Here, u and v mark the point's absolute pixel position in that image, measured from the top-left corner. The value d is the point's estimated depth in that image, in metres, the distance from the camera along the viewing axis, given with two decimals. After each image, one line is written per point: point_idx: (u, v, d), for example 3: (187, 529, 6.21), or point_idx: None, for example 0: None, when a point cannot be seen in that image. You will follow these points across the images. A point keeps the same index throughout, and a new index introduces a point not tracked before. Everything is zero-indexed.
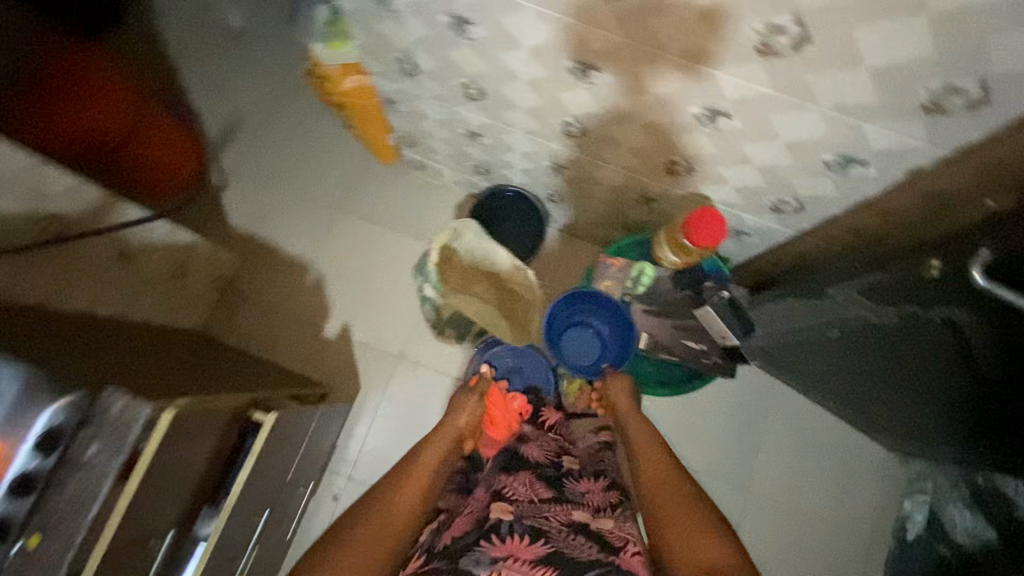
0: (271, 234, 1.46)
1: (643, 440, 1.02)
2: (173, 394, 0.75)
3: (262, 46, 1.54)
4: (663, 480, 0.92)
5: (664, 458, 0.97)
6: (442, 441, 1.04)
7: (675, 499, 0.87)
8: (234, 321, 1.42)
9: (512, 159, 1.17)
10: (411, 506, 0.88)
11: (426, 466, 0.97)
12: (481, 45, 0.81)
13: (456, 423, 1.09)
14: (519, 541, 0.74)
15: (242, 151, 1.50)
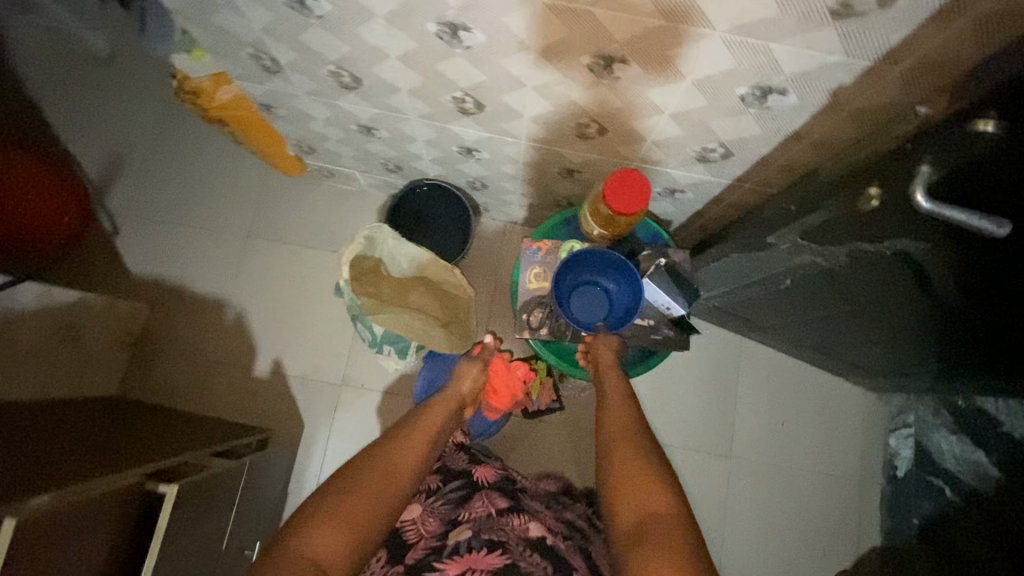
0: (174, 277, 1.32)
1: (611, 389, 0.91)
2: (27, 492, 0.63)
3: (128, 72, 1.37)
4: (623, 433, 0.83)
5: (627, 408, 0.88)
6: (446, 403, 1.00)
7: (630, 453, 0.79)
8: (153, 379, 1.27)
9: (417, 151, 1.06)
10: (411, 471, 0.83)
11: (433, 431, 0.92)
12: (333, 20, 0.70)
13: (460, 388, 1.04)
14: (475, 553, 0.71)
15: (126, 190, 1.35)
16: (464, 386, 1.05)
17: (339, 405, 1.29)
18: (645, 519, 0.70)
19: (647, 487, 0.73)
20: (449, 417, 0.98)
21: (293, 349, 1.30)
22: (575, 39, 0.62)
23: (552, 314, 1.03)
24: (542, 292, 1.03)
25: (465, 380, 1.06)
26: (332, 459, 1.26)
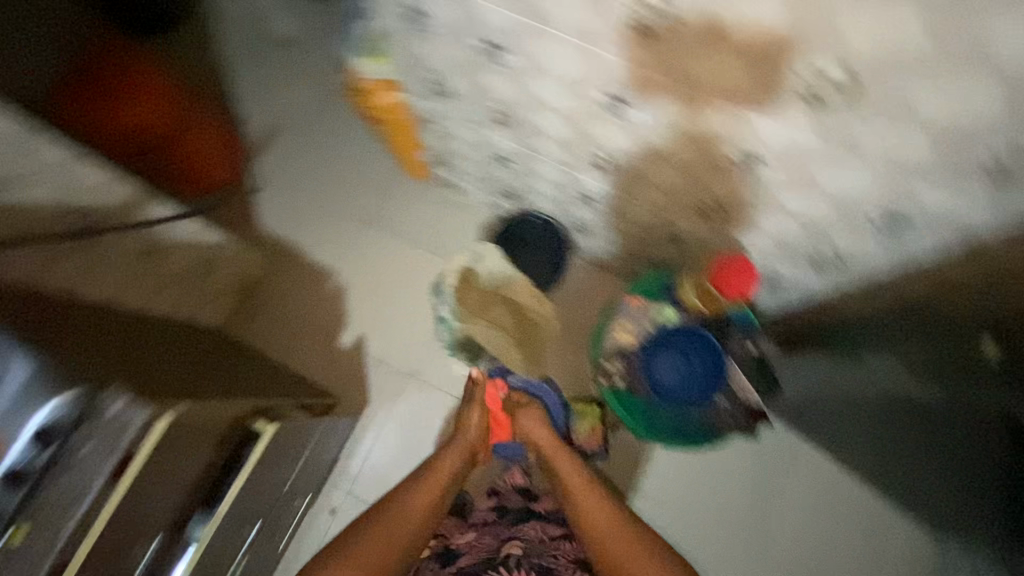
0: (295, 242, 1.48)
1: (571, 488, 0.98)
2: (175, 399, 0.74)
3: (306, 60, 1.58)
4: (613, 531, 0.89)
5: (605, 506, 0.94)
6: (458, 450, 1.06)
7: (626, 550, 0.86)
8: (254, 327, 1.42)
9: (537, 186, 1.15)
10: (426, 515, 0.92)
11: (448, 475, 1.00)
12: (516, 71, 0.80)
13: (470, 432, 1.10)
14: None
15: (276, 158, 1.53)
16: (471, 431, 1.10)
17: (403, 394, 1.38)
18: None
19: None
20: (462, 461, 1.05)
21: (377, 332, 1.41)
22: (726, 130, 0.70)
23: (632, 367, 1.07)
24: (626, 344, 1.08)
25: (469, 428, 1.11)
26: (385, 441, 1.36)
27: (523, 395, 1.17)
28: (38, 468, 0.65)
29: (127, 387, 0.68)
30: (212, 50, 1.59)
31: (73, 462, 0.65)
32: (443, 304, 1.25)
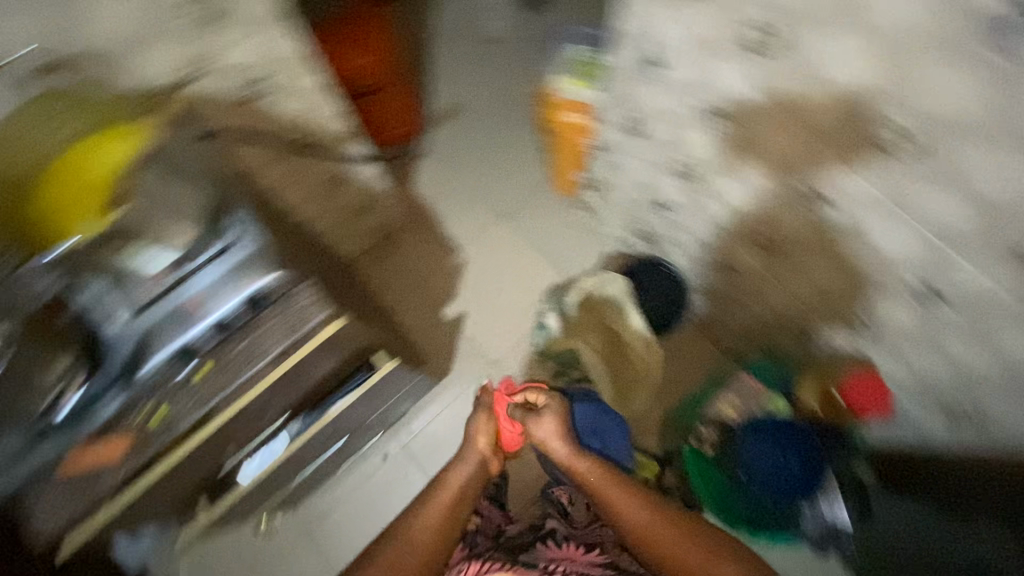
0: (435, 211, 1.61)
1: (602, 492, 0.90)
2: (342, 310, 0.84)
3: (503, 62, 1.74)
4: (663, 534, 0.83)
5: (648, 503, 0.88)
6: (466, 462, 0.98)
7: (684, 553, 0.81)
8: (374, 270, 1.55)
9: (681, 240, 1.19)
10: (435, 536, 0.86)
11: (454, 487, 0.93)
12: (727, 135, 0.86)
13: (478, 441, 1.02)
14: (575, 548, 0.97)
15: (447, 134, 1.68)
16: (481, 440, 1.02)
17: (481, 379, 1.46)
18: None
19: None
20: (475, 469, 0.98)
21: (478, 315, 1.51)
22: (922, 252, 0.73)
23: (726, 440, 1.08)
24: (725, 415, 1.10)
25: (476, 437, 1.03)
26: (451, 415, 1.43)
27: (538, 396, 1.03)
28: (234, 328, 0.74)
29: (316, 285, 0.79)
30: (428, 28, 1.79)
31: (263, 330, 0.75)
32: (554, 313, 1.28)
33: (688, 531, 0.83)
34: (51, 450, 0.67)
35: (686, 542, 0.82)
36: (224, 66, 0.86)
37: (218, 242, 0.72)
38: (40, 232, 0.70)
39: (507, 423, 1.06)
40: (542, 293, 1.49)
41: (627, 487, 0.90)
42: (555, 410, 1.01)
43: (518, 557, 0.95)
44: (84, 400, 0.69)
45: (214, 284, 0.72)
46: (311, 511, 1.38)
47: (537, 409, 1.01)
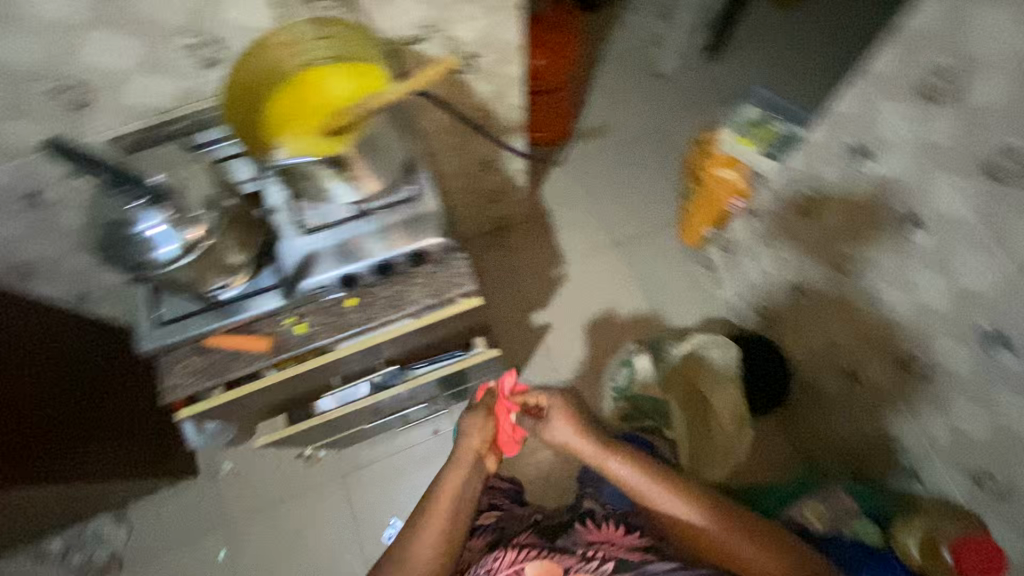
0: (555, 219, 1.62)
1: (647, 488, 0.92)
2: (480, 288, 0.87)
3: (664, 100, 1.75)
4: (719, 535, 0.88)
5: (696, 500, 0.90)
6: (456, 462, 0.95)
7: (744, 554, 0.85)
8: (480, 255, 1.58)
9: (812, 328, 1.17)
10: (447, 528, 0.89)
11: (450, 491, 0.92)
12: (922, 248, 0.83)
13: (472, 438, 0.97)
14: (612, 529, 0.95)
15: (589, 151, 1.70)
16: (473, 439, 0.97)
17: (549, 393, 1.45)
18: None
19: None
20: (470, 477, 0.95)
21: (566, 331, 1.50)
22: None
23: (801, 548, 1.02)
24: (806, 522, 1.04)
25: (467, 438, 0.97)
26: None
27: (540, 396, 1.01)
28: (393, 272, 0.78)
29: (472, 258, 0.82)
30: (602, 47, 1.82)
31: (411, 287, 0.78)
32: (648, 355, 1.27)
33: (741, 530, 0.87)
34: (208, 325, 0.73)
35: (741, 541, 0.86)
36: (451, 34, 0.88)
37: (405, 191, 0.76)
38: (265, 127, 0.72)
39: (507, 424, 0.99)
40: (634, 332, 1.48)
41: (673, 483, 0.92)
42: (570, 411, 1.00)
43: (554, 543, 0.94)
44: (251, 291, 0.74)
45: (390, 227, 0.76)
46: (353, 457, 1.41)
47: (551, 413, 1.00)
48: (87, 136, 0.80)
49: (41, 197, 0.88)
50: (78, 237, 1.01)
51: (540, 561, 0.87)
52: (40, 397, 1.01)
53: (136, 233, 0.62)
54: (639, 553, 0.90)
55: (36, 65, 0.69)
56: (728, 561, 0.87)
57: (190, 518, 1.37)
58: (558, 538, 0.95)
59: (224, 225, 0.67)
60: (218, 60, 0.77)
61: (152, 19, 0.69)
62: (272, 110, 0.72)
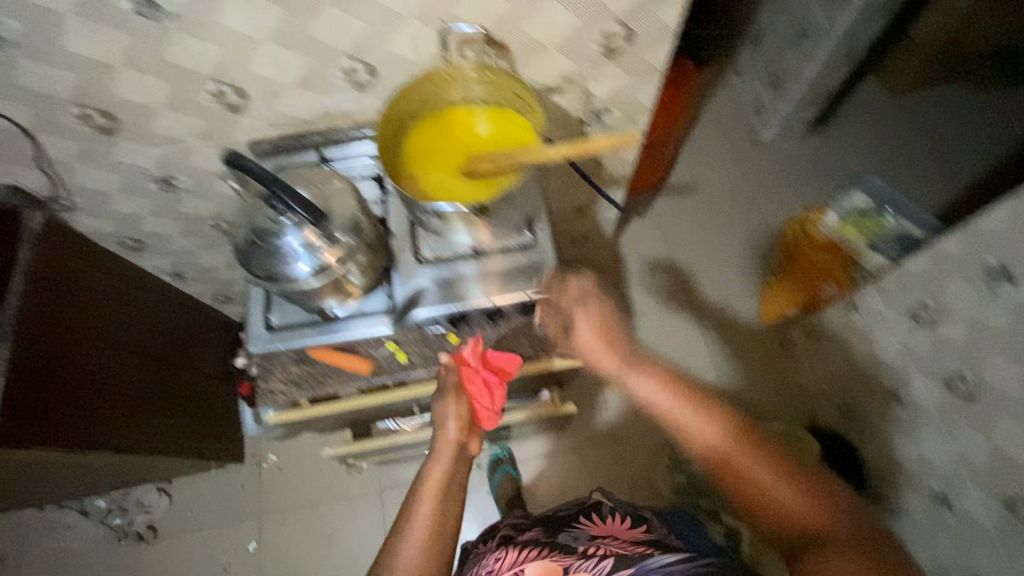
0: (632, 269, 1.60)
1: (694, 423, 0.65)
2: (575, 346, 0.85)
3: (761, 169, 1.71)
4: (712, 430, 0.64)
5: (746, 438, 0.63)
6: (434, 458, 0.72)
7: (766, 475, 0.61)
8: None
9: (904, 436, 1.10)
10: (436, 518, 0.68)
11: (434, 494, 0.69)
12: None
13: (447, 430, 0.73)
14: (619, 526, 0.92)
15: (676, 207, 1.67)
16: (450, 429, 0.73)
17: None
18: (806, 552, 0.57)
19: (778, 495, 0.60)
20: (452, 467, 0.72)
21: None
22: None
23: None
24: None
25: (445, 426, 0.74)
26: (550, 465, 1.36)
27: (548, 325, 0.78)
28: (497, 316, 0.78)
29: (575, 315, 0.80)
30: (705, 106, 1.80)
31: None
32: None
33: (803, 482, 0.60)
34: (315, 340, 0.74)
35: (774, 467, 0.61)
36: (587, 88, 0.88)
37: (525, 240, 0.77)
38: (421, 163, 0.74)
39: (486, 397, 0.75)
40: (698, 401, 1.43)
41: (732, 427, 0.64)
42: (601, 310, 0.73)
43: (557, 539, 0.91)
44: (360, 312, 0.75)
45: (504, 274, 0.77)
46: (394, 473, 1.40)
47: (569, 309, 0.73)
48: (234, 135, 0.84)
49: (173, 183, 0.93)
50: (192, 222, 1.05)
51: (539, 562, 0.83)
52: (119, 369, 1.05)
53: (284, 245, 0.64)
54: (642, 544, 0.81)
55: (208, 69, 0.72)
56: (736, 474, 0.62)
57: (228, 501, 1.39)
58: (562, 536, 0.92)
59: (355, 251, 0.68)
60: (369, 85, 0.80)
61: (323, 43, 0.72)
62: (432, 151, 0.75)
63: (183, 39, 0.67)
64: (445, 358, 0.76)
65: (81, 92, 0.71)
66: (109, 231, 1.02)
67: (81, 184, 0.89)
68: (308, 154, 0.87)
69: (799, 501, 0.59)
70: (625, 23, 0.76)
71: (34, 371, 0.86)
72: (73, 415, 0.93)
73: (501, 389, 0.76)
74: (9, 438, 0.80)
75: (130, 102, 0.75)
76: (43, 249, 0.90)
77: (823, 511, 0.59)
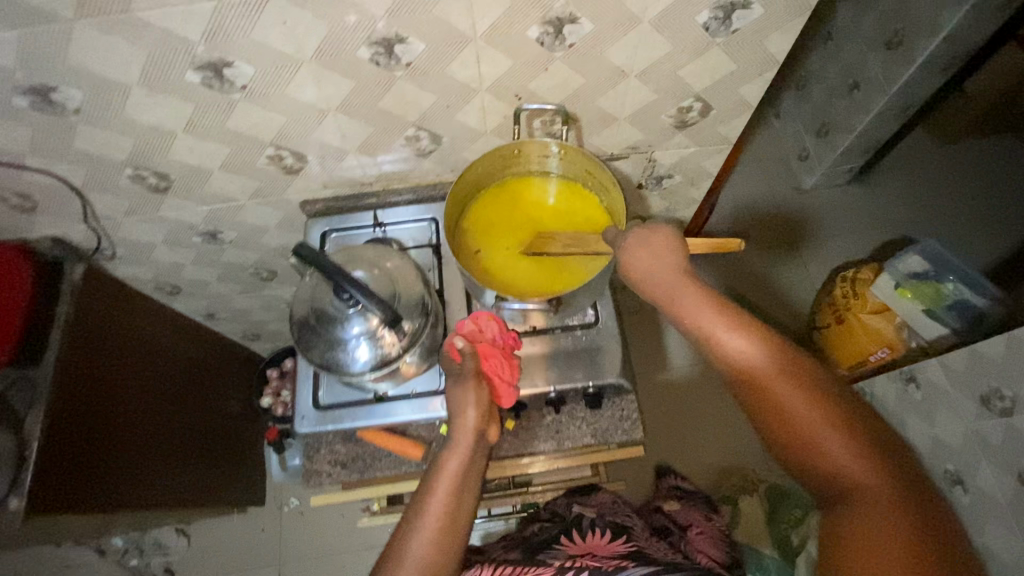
0: None
1: (737, 352, 0.51)
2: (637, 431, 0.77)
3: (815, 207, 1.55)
4: (759, 366, 0.50)
5: (798, 375, 0.49)
6: (451, 450, 0.60)
7: (814, 424, 0.47)
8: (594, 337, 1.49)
9: None
10: (449, 507, 0.57)
11: (452, 479, 0.58)
12: None
13: (467, 419, 0.61)
14: (600, 537, 0.84)
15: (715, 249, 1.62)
16: (469, 417, 0.61)
17: None
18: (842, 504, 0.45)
19: (821, 445, 0.47)
20: (473, 457, 0.60)
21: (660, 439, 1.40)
22: None
23: None
24: None
25: (459, 413, 0.61)
26: None
27: (563, 370, 0.71)
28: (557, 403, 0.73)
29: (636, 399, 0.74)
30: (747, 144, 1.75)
31: (568, 419, 0.73)
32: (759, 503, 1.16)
33: (864, 441, 0.46)
34: (364, 421, 0.70)
35: (832, 417, 0.47)
36: (652, 156, 0.85)
37: (590, 322, 0.74)
38: (492, 237, 0.73)
39: (509, 368, 0.64)
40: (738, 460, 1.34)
41: (786, 363, 0.50)
42: (667, 243, 0.58)
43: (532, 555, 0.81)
44: (410, 393, 0.71)
45: (566, 359, 0.72)
46: None
47: (621, 241, 0.61)
48: (287, 194, 0.81)
49: (218, 237, 0.90)
50: (231, 271, 1.02)
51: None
52: (149, 417, 1.01)
53: (344, 333, 0.60)
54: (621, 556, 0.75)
55: (268, 136, 0.69)
56: (775, 415, 0.49)
57: (248, 544, 1.36)
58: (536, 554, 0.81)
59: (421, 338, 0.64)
60: (430, 150, 0.77)
61: (390, 113, 0.69)
62: (504, 225, 0.73)
63: (247, 109, 0.64)
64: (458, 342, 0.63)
65: (135, 155, 0.69)
66: (147, 277, 0.99)
67: (126, 237, 0.86)
68: (361, 215, 0.84)
69: (846, 459, 0.46)
70: (703, 98, 0.73)
71: (70, 431, 0.82)
72: (104, 471, 0.89)
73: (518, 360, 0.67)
74: (42, 506, 0.77)
75: (184, 165, 0.72)
76: (85, 302, 0.87)
77: (874, 472, 0.45)
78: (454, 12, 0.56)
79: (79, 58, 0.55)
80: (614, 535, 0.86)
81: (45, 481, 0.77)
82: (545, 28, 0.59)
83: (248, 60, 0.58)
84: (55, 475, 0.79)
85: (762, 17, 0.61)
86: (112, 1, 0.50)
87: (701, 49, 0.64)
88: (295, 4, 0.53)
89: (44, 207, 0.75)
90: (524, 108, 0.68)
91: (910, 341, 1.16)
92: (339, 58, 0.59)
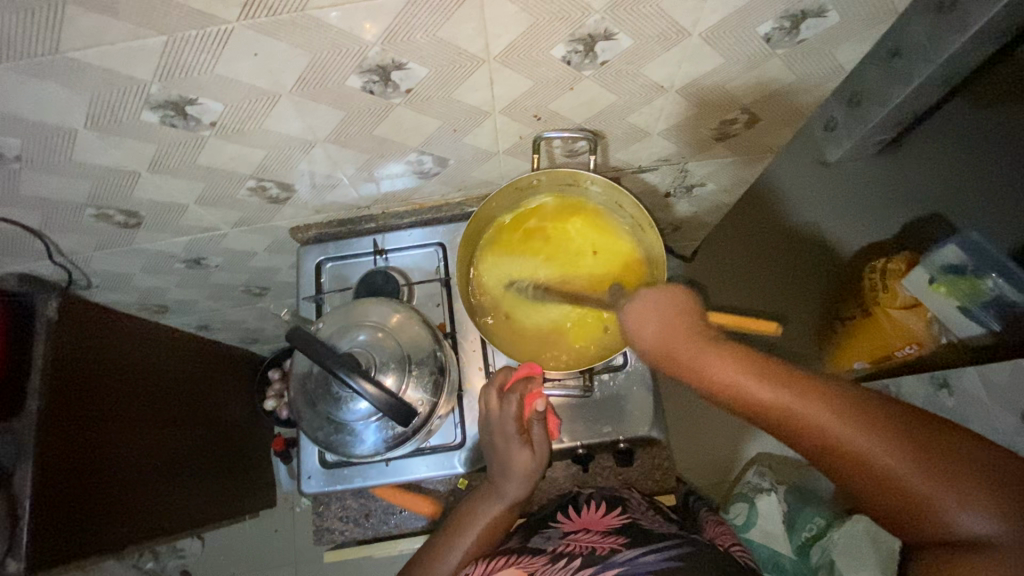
0: None
1: (772, 400, 0.42)
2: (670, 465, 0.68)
3: None
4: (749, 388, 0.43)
5: (855, 411, 0.40)
6: (499, 495, 0.59)
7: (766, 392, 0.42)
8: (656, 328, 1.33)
9: None
10: (491, 513, 0.58)
11: (501, 499, 0.59)
12: None
13: (531, 459, 0.58)
14: (593, 511, 0.60)
15: None
16: (533, 459, 0.58)
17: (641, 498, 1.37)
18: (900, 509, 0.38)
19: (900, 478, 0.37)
20: (519, 503, 0.59)
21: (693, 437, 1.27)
22: None
23: None
24: None
25: (512, 448, 0.58)
26: None
27: (589, 426, 0.66)
28: (571, 451, 0.66)
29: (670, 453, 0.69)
30: None
31: (595, 468, 0.69)
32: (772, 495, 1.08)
33: (971, 479, 0.36)
34: (376, 480, 0.65)
35: (926, 456, 0.37)
36: (685, 166, 0.75)
37: (622, 367, 0.67)
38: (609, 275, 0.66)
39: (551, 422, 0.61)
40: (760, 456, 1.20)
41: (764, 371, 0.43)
42: (681, 306, 0.50)
43: (514, 547, 0.56)
44: (425, 449, 0.65)
45: (592, 411, 0.66)
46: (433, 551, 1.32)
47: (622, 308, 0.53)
48: (274, 221, 0.72)
49: (202, 263, 0.82)
50: (221, 290, 0.94)
51: None
52: (147, 442, 0.94)
53: (358, 406, 0.55)
54: (616, 543, 0.52)
55: (247, 170, 0.60)
56: (851, 469, 0.39)
57: (264, 544, 1.38)
58: (528, 539, 0.58)
59: (444, 397, 0.59)
60: (434, 172, 0.67)
61: (388, 140, 0.59)
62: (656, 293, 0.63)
63: (220, 145, 0.55)
64: (541, 402, 0.56)
65: (95, 196, 0.59)
66: (130, 300, 0.92)
67: (101, 269, 0.78)
68: (359, 242, 0.75)
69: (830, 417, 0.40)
70: (750, 110, 0.63)
71: (83, 479, 0.78)
72: (115, 514, 0.85)
73: (555, 417, 0.62)
74: (42, 561, 0.71)
75: (154, 203, 0.63)
76: (63, 336, 0.77)
77: (859, 425, 0.39)
78: (464, 34, 0.46)
79: (8, 104, 0.45)
80: (612, 503, 0.61)
81: (67, 543, 0.75)
82: (573, 45, 0.49)
83: (216, 97, 0.48)
84: (75, 535, 0.77)
85: (835, 25, 0.51)
86: (36, 43, 0.40)
87: (758, 61, 0.54)
88: (266, 33, 0.42)
89: (4, 247, 0.67)
90: (544, 130, 0.59)
91: (939, 339, 0.80)
92: (324, 89, 0.49)
